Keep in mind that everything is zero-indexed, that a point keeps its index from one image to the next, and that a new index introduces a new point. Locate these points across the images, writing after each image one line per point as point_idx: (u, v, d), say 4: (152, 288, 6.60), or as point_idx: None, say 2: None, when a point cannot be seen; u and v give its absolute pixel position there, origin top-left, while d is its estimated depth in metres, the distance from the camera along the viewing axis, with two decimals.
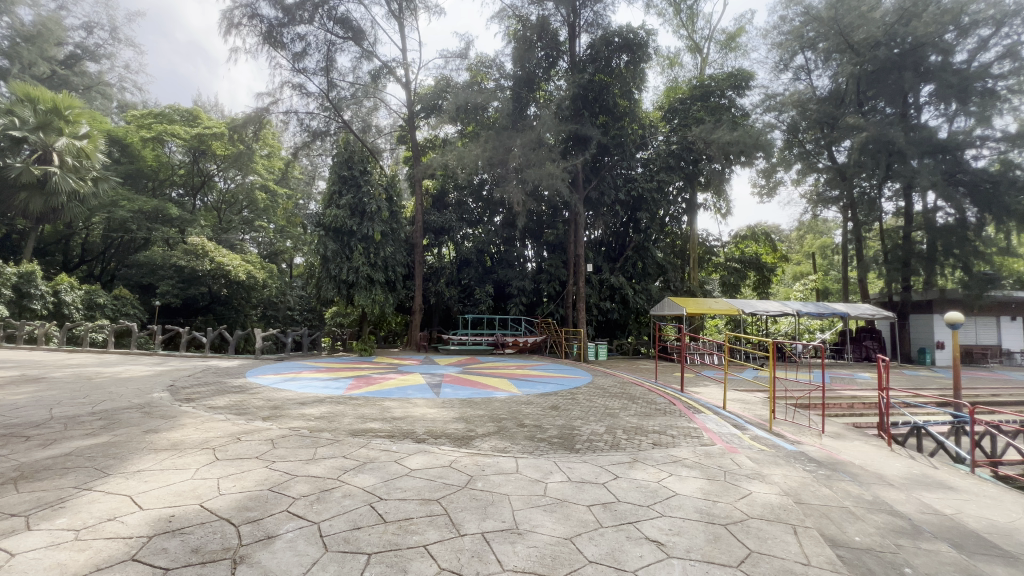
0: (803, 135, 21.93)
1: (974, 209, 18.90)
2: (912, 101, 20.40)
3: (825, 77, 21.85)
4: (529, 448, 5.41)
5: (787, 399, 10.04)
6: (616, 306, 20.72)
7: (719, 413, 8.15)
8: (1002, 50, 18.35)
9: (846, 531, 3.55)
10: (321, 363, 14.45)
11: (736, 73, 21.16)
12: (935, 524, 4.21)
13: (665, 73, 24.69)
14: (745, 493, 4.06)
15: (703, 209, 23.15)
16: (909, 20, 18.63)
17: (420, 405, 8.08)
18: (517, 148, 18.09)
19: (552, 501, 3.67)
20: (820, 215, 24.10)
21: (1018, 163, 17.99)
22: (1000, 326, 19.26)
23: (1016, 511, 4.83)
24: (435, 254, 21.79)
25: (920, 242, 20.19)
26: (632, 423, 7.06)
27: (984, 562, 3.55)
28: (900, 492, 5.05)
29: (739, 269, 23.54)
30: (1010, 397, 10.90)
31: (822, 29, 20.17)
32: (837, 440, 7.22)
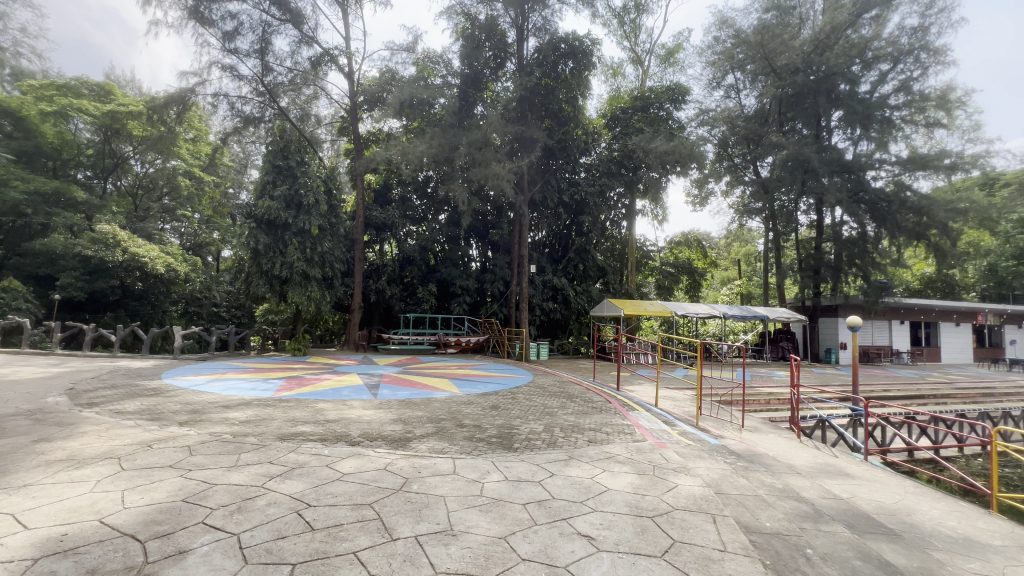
0: (732, 149, 23.53)
1: (872, 224, 21.17)
2: (824, 124, 22.48)
3: (751, 97, 23.54)
4: (467, 448, 5.40)
5: (712, 396, 10.71)
6: (558, 306, 21.19)
7: (651, 410, 8.54)
8: (897, 84, 20.67)
9: (759, 517, 3.84)
10: (249, 363, 13.59)
11: (673, 88, 22.30)
12: (834, 508, 4.67)
13: (608, 82, 25.54)
14: (671, 485, 4.29)
15: (642, 215, 24.14)
16: (823, 51, 20.52)
17: (356, 406, 7.81)
18: (462, 147, 17.98)
19: (488, 501, 3.68)
20: (745, 225, 25.92)
21: (908, 184, 20.27)
22: (892, 328, 21.64)
23: (899, 493, 5.46)
24: (376, 251, 21.26)
25: (829, 252, 22.31)
26: (569, 421, 7.24)
27: (872, 539, 3.99)
28: (806, 480, 5.54)
29: (673, 273, 24.75)
30: (897, 392, 12.29)
31: (750, 52, 21.72)
32: (754, 433, 7.81)
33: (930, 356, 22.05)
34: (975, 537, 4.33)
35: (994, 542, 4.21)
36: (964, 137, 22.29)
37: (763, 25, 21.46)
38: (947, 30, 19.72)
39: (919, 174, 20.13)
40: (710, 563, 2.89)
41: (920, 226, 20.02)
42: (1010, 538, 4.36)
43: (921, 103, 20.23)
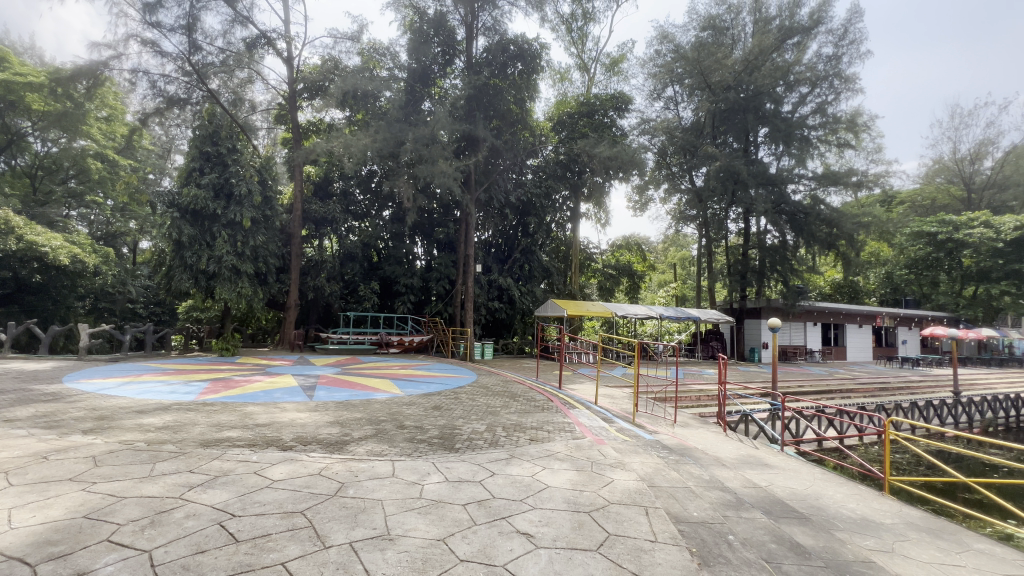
0: (670, 158, 24.73)
1: (791, 233, 23.12)
2: (752, 139, 24.16)
3: (688, 110, 24.86)
4: (408, 449, 5.29)
5: (648, 393, 11.21)
6: (504, 306, 21.27)
7: (591, 408, 8.80)
8: (815, 106, 22.63)
9: (687, 507, 4.07)
10: (168, 364, 12.54)
11: (617, 96, 23.09)
12: (754, 496, 5.04)
13: (556, 87, 26.03)
14: (608, 480, 4.44)
15: (586, 217, 24.77)
16: (752, 71, 22.06)
17: (289, 409, 7.43)
18: (409, 142, 17.62)
19: (428, 503, 3.63)
20: (681, 231, 27.29)
21: (823, 199, 22.25)
22: (807, 329, 23.65)
23: (810, 479, 5.99)
24: (315, 247, 20.36)
25: (754, 259, 24.05)
26: (511, 420, 7.30)
27: (786, 523, 4.34)
28: (730, 471, 5.93)
29: (614, 275, 25.58)
30: (810, 388, 13.45)
31: (688, 67, 22.92)
32: (685, 428, 8.26)
33: (837, 355, 24.34)
34: (870, 516, 4.84)
35: (886, 520, 4.71)
36: (868, 158, 24.81)
37: (700, 43, 22.75)
38: (856, 61, 21.85)
39: (832, 190, 22.13)
40: (642, 554, 3.01)
41: (831, 236, 22.05)
42: (899, 515, 4.91)
43: (834, 125, 22.30)
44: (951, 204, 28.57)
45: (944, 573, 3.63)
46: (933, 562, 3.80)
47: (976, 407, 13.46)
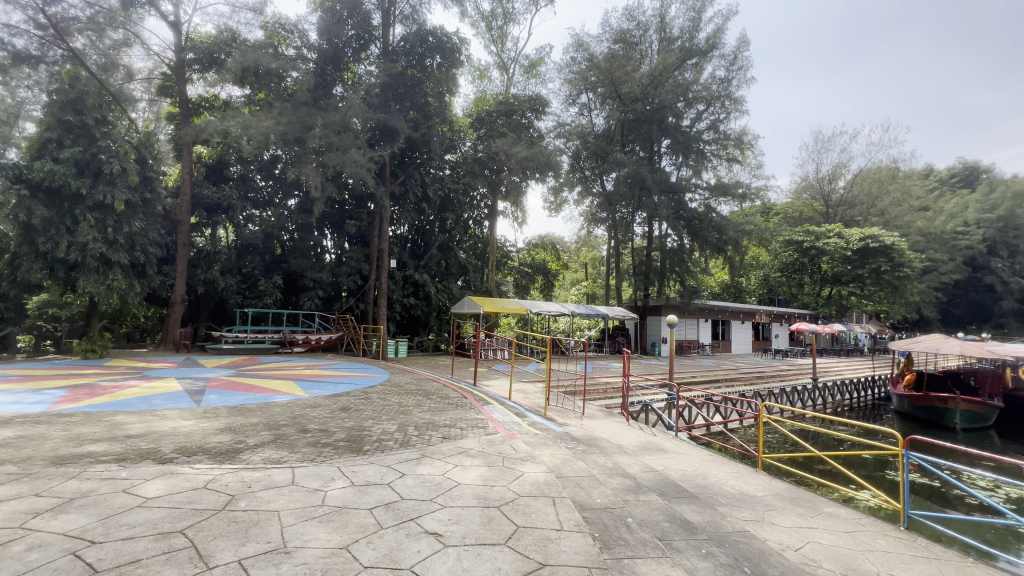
0: (584, 162, 25.85)
1: (688, 238, 25.32)
2: (656, 149, 26.04)
3: (600, 118, 26.11)
4: (310, 454, 4.97)
5: (559, 388, 11.66)
6: (419, 303, 20.75)
7: (504, 404, 8.92)
8: (709, 123, 24.90)
9: (591, 495, 4.28)
10: (13, 370, 10.58)
11: (534, 98, 23.58)
12: (651, 480, 5.44)
13: (475, 83, 25.97)
14: (518, 474, 4.53)
15: (503, 216, 25.03)
16: (657, 85, 23.73)
17: (171, 417, 6.62)
18: (317, 128, 16.56)
19: (331, 510, 3.43)
20: (592, 232, 28.62)
21: (714, 208, 24.62)
22: (700, 326, 26.02)
23: (699, 461, 6.60)
24: (207, 236, 18.37)
25: (656, 260, 26.00)
26: (424, 418, 7.16)
27: (677, 503, 4.74)
28: (632, 458, 6.35)
29: (530, 273, 26.11)
30: (701, 378, 14.86)
31: (600, 76, 24.17)
32: (592, 420, 8.69)
33: (724, 348, 27.14)
34: (745, 491, 5.46)
35: (759, 494, 5.34)
36: (751, 173, 27.87)
37: (611, 54, 24.05)
38: (743, 85, 24.41)
39: (722, 200, 24.55)
40: (548, 543, 3.11)
41: (720, 242, 24.49)
42: (769, 487, 5.60)
43: (724, 141, 24.80)
44: (814, 217, 33.16)
45: (801, 535, 4.20)
46: (794, 527, 4.38)
47: (828, 391, 15.81)
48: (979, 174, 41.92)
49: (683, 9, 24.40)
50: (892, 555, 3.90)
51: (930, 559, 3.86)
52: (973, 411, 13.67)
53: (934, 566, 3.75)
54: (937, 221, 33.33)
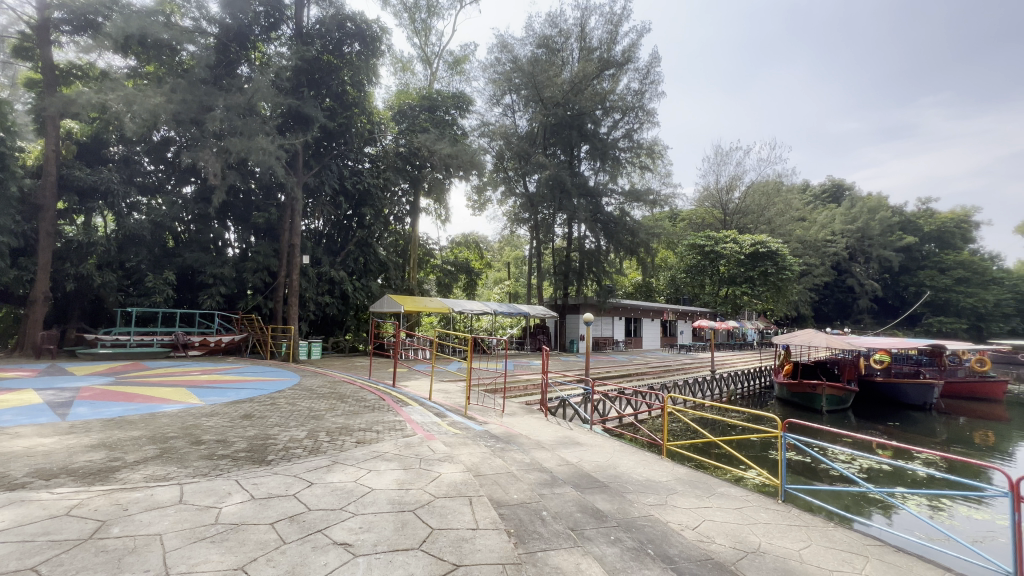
0: (507, 163, 26.12)
1: (604, 240, 26.55)
2: (576, 154, 27.03)
3: (524, 120, 26.54)
4: (203, 469, 4.50)
5: (480, 386, 11.68)
6: (334, 301, 19.69)
7: (424, 404, 8.75)
8: (625, 131, 26.31)
9: (508, 491, 4.33)
10: None
11: (459, 96, 23.33)
12: (566, 473, 5.63)
13: (397, 76, 25.19)
14: (435, 475, 4.46)
15: (426, 213, 24.52)
16: (577, 92, 24.68)
17: (26, 434, 5.65)
18: (218, 109, 15.12)
19: (225, 528, 3.14)
20: (515, 232, 29.03)
21: (629, 212, 26.07)
22: (615, 323, 27.43)
23: (611, 452, 6.96)
24: (79, 224, 15.94)
25: (574, 260, 27.02)
26: (336, 423, 6.81)
27: (590, 493, 4.94)
28: (549, 452, 6.52)
29: (452, 272, 25.84)
30: (615, 373, 15.70)
31: (524, 79, 24.65)
32: (512, 417, 8.81)
33: (636, 344, 28.87)
34: (651, 477, 5.84)
35: (663, 479, 5.75)
36: (661, 181, 29.90)
37: (534, 59, 24.61)
38: (655, 99, 26.09)
39: (635, 205, 26.04)
40: (463, 543, 3.10)
41: (633, 244, 25.96)
42: (671, 473, 6.04)
43: (638, 150, 26.34)
44: (714, 224, 36.43)
45: (698, 515, 4.58)
46: (691, 508, 4.76)
47: (723, 381, 17.46)
48: (843, 191, 48.63)
49: (602, 21, 25.50)
50: (771, 526, 4.39)
51: (800, 527, 4.40)
52: (837, 394, 15.83)
53: (803, 532, 4.27)
54: (812, 230, 38.13)
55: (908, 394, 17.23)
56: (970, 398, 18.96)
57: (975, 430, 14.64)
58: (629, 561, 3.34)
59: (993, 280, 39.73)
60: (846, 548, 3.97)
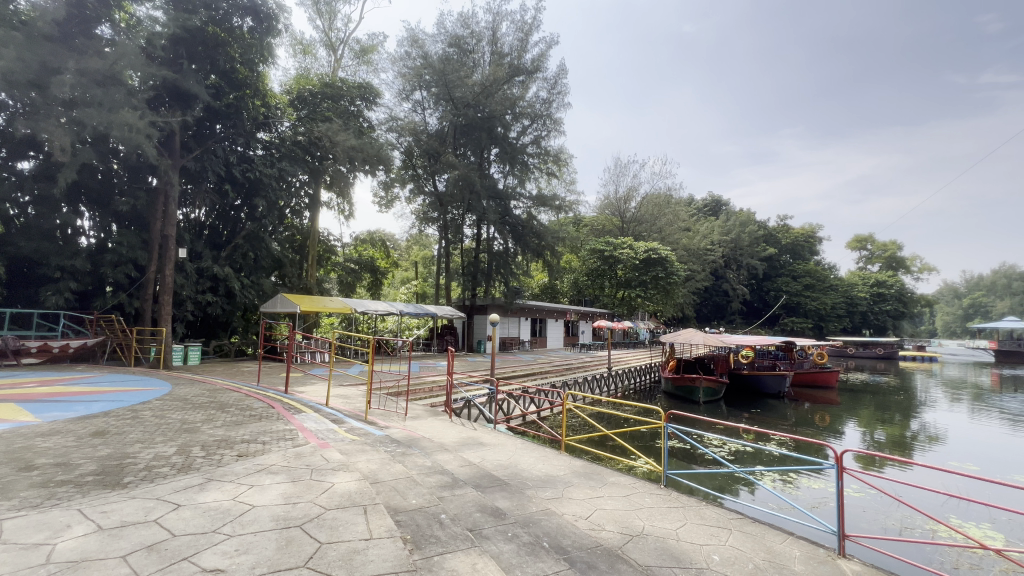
0: (415, 161, 25.46)
1: (512, 242, 27.10)
2: (486, 156, 27.25)
3: (433, 117, 26.15)
4: (34, 499, 3.77)
5: (381, 389, 11.28)
6: (218, 300, 17.64)
7: (319, 411, 8.22)
8: (533, 137, 27.07)
9: (406, 498, 4.22)
10: None
11: (365, 86, 22.19)
12: (468, 474, 5.62)
13: (296, 58, 23.41)
14: (327, 486, 4.20)
15: (327, 207, 23.05)
16: (488, 95, 24.88)
17: None
18: (68, 73, 12.80)
19: (60, 568, 2.65)
20: (423, 231, 28.43)
21: (536, 216, 26.84)
22: (521, 324, 28.06)
23: (513, 450, 7.10)
24: None
25: (483, 260, 27.19)
26: (214, 436, 6.12)
27: (490, 493, 5.00)
28: (451, 454, 6.48)
29: (355, 270, 24.49)
30: (519, 372, 16.10)
31: (434, 76, 24.24)
32: (415, 420, 8.63)
33: (541, 344, 29.81)
34: (550, 472, 6.06)
35: (560, 473, 6.00)
36: (566, 188, 31.26)
37: (445, 57, 24.40)
38: (562, 108, 27.19)
39: (542, 210, 26.87)
40: (355, 555, 2.95)
41: (540, 247, 26.80)
42: (568, 467, 6.33)
43: (545, 156, 27.25)
44: (612, 231, 38.94)
45: (590, 504, 4.85)
46: (584, 498, 5.03)
47: (618, 377, 18.74)
48: (720, 206, 54.85)
49: (513, 28, 26.02)
50: (654, 510, 4.79)
51: (677, 507, 4.86)
52: (712, 386, 17.80)
53: (680, 512, 4.72)
54: (696, 240, 42.38)
55: (767, 383, 19.91)
56: (812, 385, 22.49)
57: (815, 413, 17.36)
58: (525, 556, 3.43)
59: (830, 286, 47.58)
60: (714, 523, 4.47)
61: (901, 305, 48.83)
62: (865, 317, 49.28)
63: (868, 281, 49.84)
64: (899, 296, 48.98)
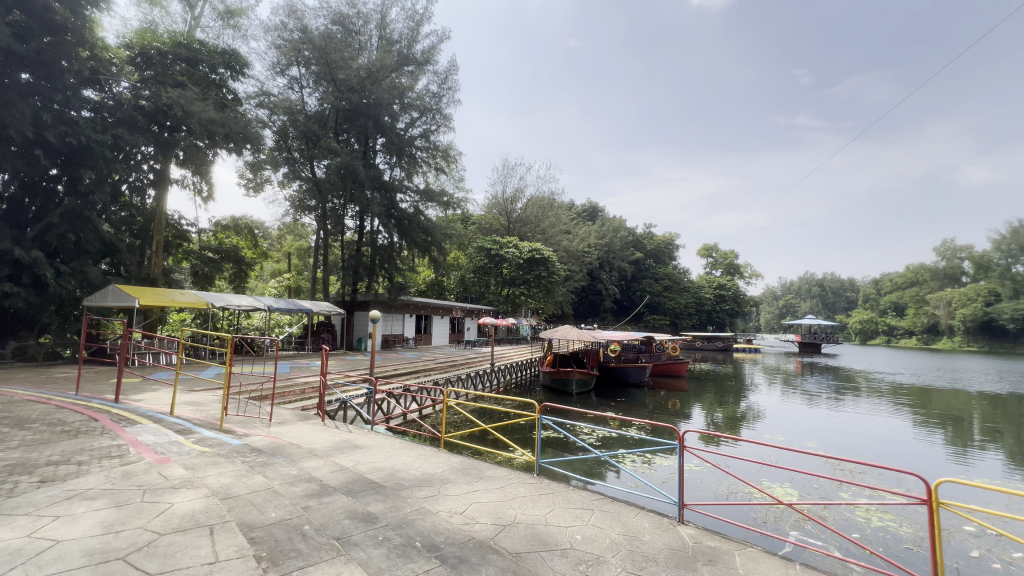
0: (291, 142, 23.21)
1: (398, 237, 26.31)
2: (371, 145, 25.91)
3: (312, 98, 24.13)
4: None
5: (241, 394, 10.11)
6: (21, 291, 14.18)
7: (161, 421, 7.10)
8: (422, 131, 26.55)
9: (264, 511, 3.85)
10: None
11: (230, 53, 19.60)
12: (340, 479, 5.32)
13: (140, 8, 19.86)
14: (163, 508, 3.65)
15: (179, 185, 19.96)
16: (374, 81, 23.74)
17: None
18: None
19: None
20: (299, 220, 26.12)
21: (423, 211, 26.39)
22: (406, 321, 27.27)
23: (390, 451, 6.89)
24: None
25: (365, 254, 25.91)
26: (6, 460, 4.92)
27: (363, 496, 4.80)
28: (320, 460, 6.06)
29: (214, 260, 21.51)
30: (401, 371, 15.67)
31: (314, 53, 22.38)
32: (281, 426, 7.90)
33: (425, 341, 29.32)
34: (427, 470, 5.99)
35: (438, 471, 5.97)
36: (455, 184, 31.16)
37: (327, 34, 22.64)
38: (452, 105, 26.99)
39: (429, 205, 26.45)
40: None
41: (426, 243, 26.45)
42: (446, 463, 6.33)
43: (434, 151, 26.80)
44: (499, 230, 39.94)
45: (466, 499, 4.92)
46: (460, 494, 5.06)
47: (500, 373, 19.25)
48: (596, 211, 59.39)
49: (403, 15, 25.19)
50: (527, 498, 5.02)
51: (548, 494, 5.16)
52: (584, 378, 19.22)
53: (549, 498, 5.03)
54: (576, 242, 45.31)
55: (630, 374, 22.07)
56: (666, 374, 25.56)
57: (669, 399, 19.71)
58: (395, 558, 3.36)
59: (684, 288, 54.44)
60: (578, 505, 4.83)
61: (736, 305, 57.80)
62: (710, 315, 57.30)
63: (713, 284, 58.07)
64: (735, 297, 57.94)
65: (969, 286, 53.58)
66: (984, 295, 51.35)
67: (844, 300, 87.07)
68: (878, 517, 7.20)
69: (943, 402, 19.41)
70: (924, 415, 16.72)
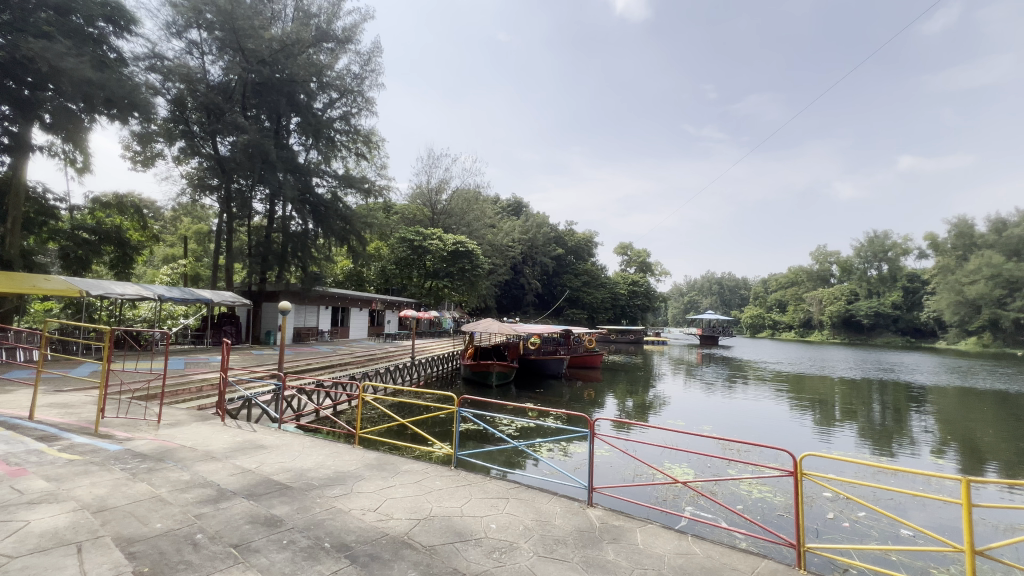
0: (189, 114, 20.86)
1: (313, 224, 24.77)
2: (284, 123, 24.07)
3: (215, 66, 21.82)
4: None
5: (122, 394, 8.98)
6: None
7: (16, 427, 6.09)
8: (341, 112, 25.19)
9: (148, 522, 3.47)
10: None
11: (114, 4, 16.95)
12: (240, 482, 4.94)
13: None
14: (17, 526, 3.16)
15: (46, 153, 17.17)
16: (287, 55, 22.03)
17: None
18: None
19: None
20: (199, 201, 23.66)
21: (341, 198, 25.13)
22: (320, 313, 25.77)
23: (299, 450, 6.51)
24: None
25: (275, 241, 24.10)
26: None
27: (266, 499, 4.50)
28: (218, 463, 5.57)
29: (90, 241, 18.75)
30: (314, 365, 14.84)
31: (217, 16, 20.21)
32: (171, 428, 7.13)
33: (342, 334, 28.00)
34: (339, 468, 5.75)
35: (352, 468, 5.76)
36: (377, 171, 29.99)
37: None
38: (375, 88, 25.86)
39: (348, 192, 25.23)
40: None
41: (345, 231, 25.20)
42: (360, 460, 6.12)
43: (354, 135, 25.52)
44: (423, 221, 39.11)
45: (380, 495, 4.79)
46: (374, 491, 4.92)
47: (420, 366, 18.93)
48: (520, 207, 60.24)
49: None
50: (443, 491, 5.01)
51: (464, 486, 5.19)
52: (504, 371, 19.51)
53: (466, 490, 5.06)
54: (500, 236, 45.68)
55: (549, 366, 22.79)
56: (582, 366, 26.74)
57: (584, 390, 20.66)
58: (300, 561, 3.20)
59: (601, 283, 57.13)
60: (494, 495, 4.92)
61: (647, 300, 61.89)
62: (624, 310, 60.82)
63: (627, 280, 61.65)
64: (647, 293, 62.01)
65: (836, 286, 62.12)
66: (846, 295, 59.92)
67: (738, 297, 96.83)
68: (758, 489, 8.11)
69: (813, 388, 22.34)
70: (798, 399, 19.13)
